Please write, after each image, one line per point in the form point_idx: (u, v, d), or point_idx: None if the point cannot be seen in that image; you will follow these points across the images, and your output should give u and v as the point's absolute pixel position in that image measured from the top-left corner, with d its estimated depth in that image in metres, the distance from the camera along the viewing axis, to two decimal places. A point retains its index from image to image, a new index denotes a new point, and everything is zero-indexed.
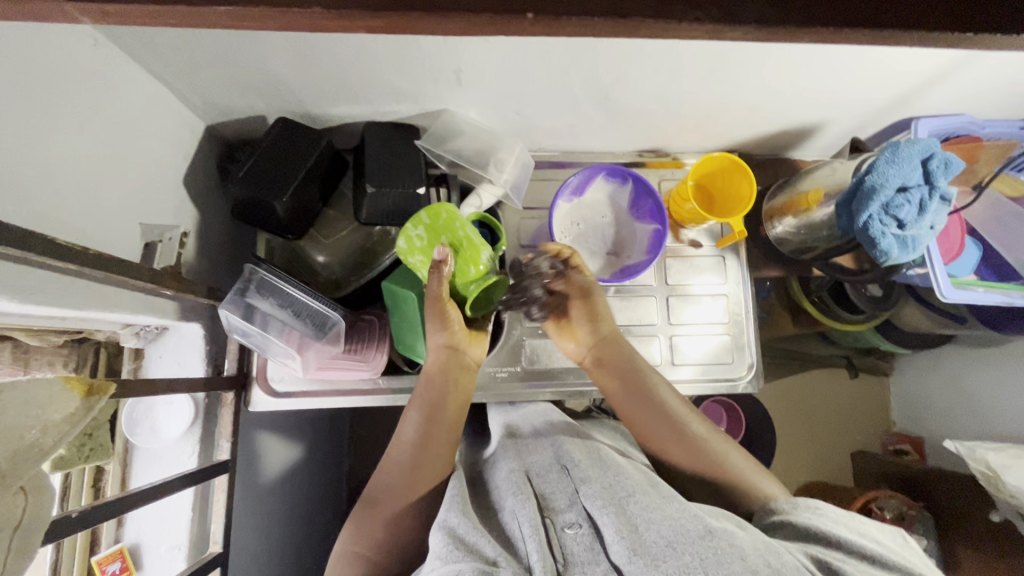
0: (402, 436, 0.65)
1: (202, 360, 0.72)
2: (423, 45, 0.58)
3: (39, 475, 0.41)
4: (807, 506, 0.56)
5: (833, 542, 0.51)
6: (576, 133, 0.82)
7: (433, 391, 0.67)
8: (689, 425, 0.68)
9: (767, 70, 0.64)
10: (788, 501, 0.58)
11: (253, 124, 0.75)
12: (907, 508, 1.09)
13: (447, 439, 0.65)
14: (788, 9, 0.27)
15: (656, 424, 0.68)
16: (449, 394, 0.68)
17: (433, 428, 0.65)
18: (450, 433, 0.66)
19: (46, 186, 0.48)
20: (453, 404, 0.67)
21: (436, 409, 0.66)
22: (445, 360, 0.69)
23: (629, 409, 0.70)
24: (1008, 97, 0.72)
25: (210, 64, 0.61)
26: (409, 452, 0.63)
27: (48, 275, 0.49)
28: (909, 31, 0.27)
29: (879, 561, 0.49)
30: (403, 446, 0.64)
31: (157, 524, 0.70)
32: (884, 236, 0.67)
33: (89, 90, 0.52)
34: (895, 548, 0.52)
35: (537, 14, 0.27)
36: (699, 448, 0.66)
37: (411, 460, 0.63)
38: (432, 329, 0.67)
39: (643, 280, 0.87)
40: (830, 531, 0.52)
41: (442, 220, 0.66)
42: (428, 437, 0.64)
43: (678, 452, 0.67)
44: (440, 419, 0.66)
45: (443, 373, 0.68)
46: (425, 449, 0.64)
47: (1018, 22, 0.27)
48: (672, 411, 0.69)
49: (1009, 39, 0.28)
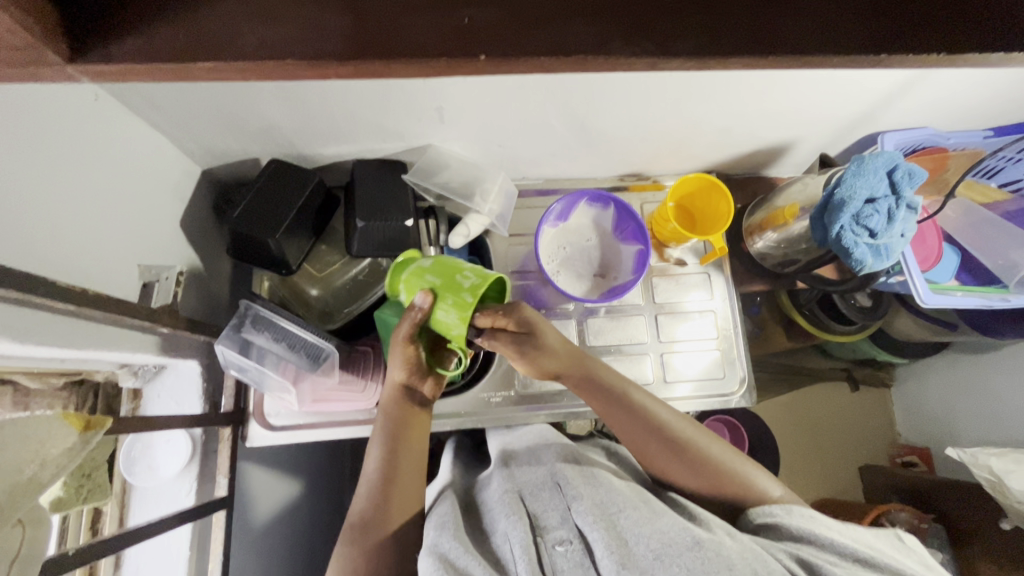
0: (367, 470, 0.65)
1: (200, 397, 0.73)
2: (406, 88, 0.62)
3: (36, 507, 0.42)
4: (798, 511, 0.56)
5: (822, 546, 0.52)
6: (558, 161, 0.85)
7: (392, 427, 0.67)
8: (685, 434, 0.64)
9: (731, 94, 0.67)
10: (780, 504, 0.58)
11: (246, 166, 0.79)
12: (918, 521, 1.06)
13: (414, 474, 0.66)
14: (715, 42, 0.30)
15: (649, 439, 0.64)
16: (408, 428, 0.67)
17: (395, 462, 0.65)
18: (415, 466, 0.66)
19: (49, 231, 0.50)
20: (413, 441, 0.67)
21: (397, 443, 0.66)
22: (401, 396, 0.68)
23: (621, 427, 0.66)
24: (968, 109, 0.75)
25: (206, 113, 0.64)
26: (374, 487, 0.64)
27: (48, 317, 0.51)
28: (834, 55, 0.30)
29: (869, 564, 0.50)
30: (368, 480, 0.65)
31: (155, 563, 0.70)
32: (856, 245, 0.69)
33: (91, 142, 0.56)
34: (883, 548, 0.53)
35: (489, 56, 0.30)
36: (702, 462, 0.63)
37: (375, 494, 0.63)
38: (392, 363, 0.67)
39: (631, 299, 0.89)
40: (819, 534, 0.53)
41: (447, 284, 0.63)
42: (392, 474, 0.64)
43: (678, 468, 0.63)
44: (401, 451, 0.66)
45: (399, 406, 0.68)
46: (390, 484, 0.64)
47: (920, 42, 0.30)
48: (668, 423, 0.65)
49: (915, 57, 0.30)
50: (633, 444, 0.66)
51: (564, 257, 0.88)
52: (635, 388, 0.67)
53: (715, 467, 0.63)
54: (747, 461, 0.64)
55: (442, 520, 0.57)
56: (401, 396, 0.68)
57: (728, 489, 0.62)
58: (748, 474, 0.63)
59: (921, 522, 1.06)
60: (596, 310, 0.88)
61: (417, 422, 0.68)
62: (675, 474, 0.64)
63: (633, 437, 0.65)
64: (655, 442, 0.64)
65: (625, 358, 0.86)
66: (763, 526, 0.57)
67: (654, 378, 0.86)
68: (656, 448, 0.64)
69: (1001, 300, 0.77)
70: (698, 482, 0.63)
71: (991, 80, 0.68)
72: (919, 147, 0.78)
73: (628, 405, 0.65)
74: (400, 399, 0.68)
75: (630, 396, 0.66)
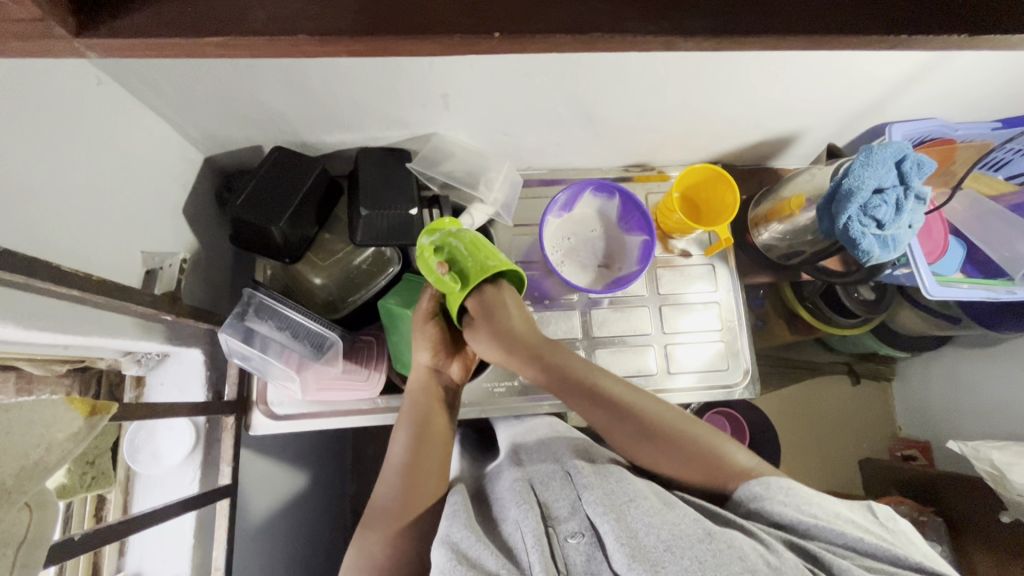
0: (392, 457, 0.65)
1: (203, 386, 0.73)
2: (411, 74, 0.62)
3: (43, 491, 0.41)
4: (779, 487, 0.56)
5: (811, 531, 0.52)
6: (562, 151, 0.84)
7: (419, 410, 0.68)
8: (656, 418, 0.64)
9: (740, 82, 0.67)
10: (760, 480, 0.57)
11: (249, 153, 0.78)
12: (918, 513, 1.08)
13: (439, 463, 0.65)
14: (733, 20, 0.29)
15: (618, 423, 0.64)
16: (435, 411, 0.68)
17: (422, 445, 0.65)
18: (441, 451, 0.66)
19: (52, 216, 0.50)
20: (443, 424, 0.68)
21: (424, 428, 0.66)
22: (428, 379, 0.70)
23: (591, 413, 0.66)
24: (977, 101, 0.75)
25: (209, 98, 0.64)
26: (400, 472, 0.63)
27: (50, 302, 0.51)
28: (853, 35, 0.29)
29: (860, 551, 0.50)
30: (392, 466, 0.64)
31: (159, 550, 0.70)
32: (864, 236, 0.68)
33: (93, 126, 0.55)
34: (870, 524, 0.53)
35: (504, 33, 0.29)
36: (676, 447, 0.62)
37: (403, 481, 0.63)
38: (416, 344, 0.70)
39: (635, 290, 0.88)
40: (805, 519, 0.52)
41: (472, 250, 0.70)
42: (417, 457, 0.64)
43: (647, 452, 0.63)
44: (428, 435, 0.66)
45: (428, 392, 0.69)
46: (414, 471, 0.63)
47: (931, 22, 0.29)
48: (637, 408, 0.65)
49: (924, 39, 0.30)
50: (613, 437, 0.65)
51: (568, 247, 0.88)
52: (606, 377, 0.67)
53: (696, 451, 0.61)
54: (722, 437, 0.63)
55: (453, 509, 0.57)
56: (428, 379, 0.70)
57: (708, 475, 0.60)
58: (728, 454, 0.61)
59: (920, 516, 1.07)
60: (600, 301, 0.88)
61: (444, 409, 0.69)
62: (646, 459, 0.63)
63: (601, 420, 0.65)
64: (636, 432, 0.64)
65: (628, 349, 0.86)
66: (751, 512, 0.56)
67: (657, 369, 0.86)
68: (637, 438, 0.63)
69: (1005, 294, 0.77)
70: (673, 468, 0.61)
71: (1001, 70, 0.68)
72: (927, 138, 0.78)
73: (594, 391, 0.66)
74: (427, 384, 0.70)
75: (597, 382, 0.66)
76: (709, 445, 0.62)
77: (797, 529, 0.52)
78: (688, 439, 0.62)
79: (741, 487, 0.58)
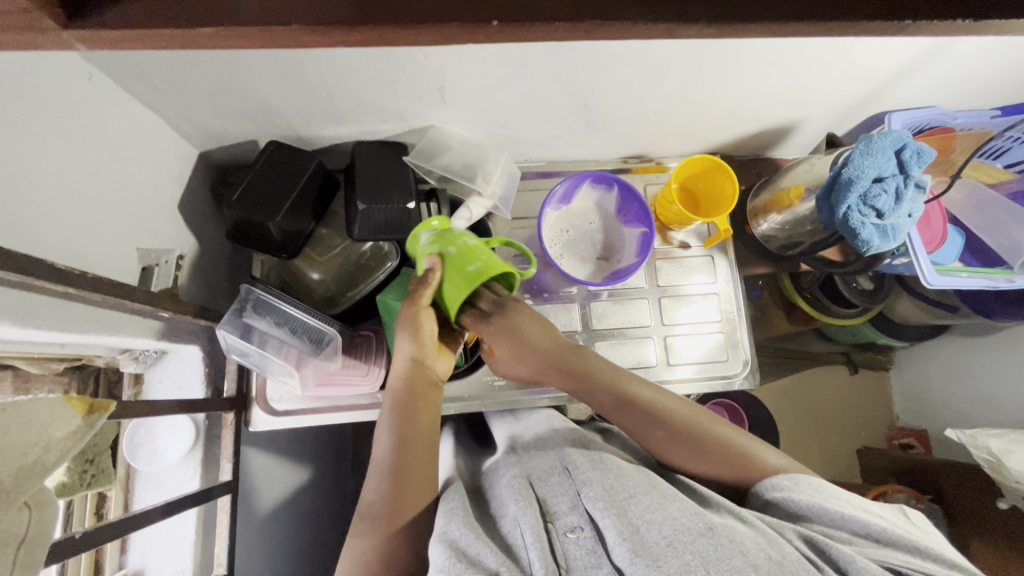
0: (376, 459, 0.64)
1: (202, 382, 0.73)
2: (407, 65, 0.61)
3: (42, 491, 0.41)
4: (808, 482, 0.56)
5: (831, 521, 0.53)
6: (560, 143, 0.84)
7: (403, 408, 0.65)
8: (688, 420, 0.63)
9: (739, 71, 0.66)
10: (788, 476, 0.57)
11: (244, 148, 0.77)
12: (915, 501, 1.07)
13: (426, 463, 0.64)
14: (735, 8, 0.29)
15: (647, 424, 0.63)
16: (420, 408, 0.66)
17: (408, 446, 0.64)
18: (428, 451, 0.65)
19: (45, 213, 0.49)
20: (426, 421, 0.66)
21: (410, 429, 0.64)
22: (410, 372, 0.67)
23: (618, 413, 0.65)
24: (976, 88, 0.74)
25: (203, 93, 0.63)
26: (384, 477, 0.62)
27: (45, 300, 0.51)
28: (858, 20, 0.29)
29: (882, 540, 0.51)
30: (376, 472, 0.63)
31: (161, 547, 0.70)
32: (863, 227, 0.68)
33: (85, 122, 0.55)
34: (896, 521, 0.53)
35: (502, 21, 0.29)
36: (707, 447, 0.61)
37: (389, 486, 0.61)
38: (401, 334, 0.67)
39: (634, 282, 0.88)
40: (825, 507, 0.53)
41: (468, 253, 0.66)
42: (402, 460, 0.63)
43: (677, 453, 0.62)
44: (413, 437, 0.64)
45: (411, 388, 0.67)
46: (400, 474, 0.62)
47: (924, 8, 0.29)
48: (664, 408, 0.64)
49: (921, 25, 0.29)
50: (641, 435, 0.64)
51: (567, 240, 0.87)
52: (628, 374, 0.66)
53: (731, 450, 0.61)
54: (731, 428, 0.63)
55: (450, 507, 0.57)
56: (410, 373, 0.67)
57: (739, 473, 0.60)
58: (760, 455, 0.61)
59: (918, 503, 1.06)
60: (599, 294, 0.88)
61: (428, 403, 0.67)
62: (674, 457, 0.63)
63: (630, 421, 0.64)
64: (666, 433, 0.63)
65: (628, 342, 0.86)
66: (773, 502, 0.57)
67: (657, 361, 0.86)
68: (665, 439, 0.63)
69: (1005, 283, 0.78)
70: (705, 467, 0.61)
71: (1001, 58, 0.67)
72: (926, 126, 0.77)
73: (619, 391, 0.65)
74: (410, 378, 0.67)
75: (628, 387, 0.65)
76: (727, 438, 0.62)
77: (815, 520, 0.53)
78: (707, 435, 0.62)
79: (766, 480, 0.58)
